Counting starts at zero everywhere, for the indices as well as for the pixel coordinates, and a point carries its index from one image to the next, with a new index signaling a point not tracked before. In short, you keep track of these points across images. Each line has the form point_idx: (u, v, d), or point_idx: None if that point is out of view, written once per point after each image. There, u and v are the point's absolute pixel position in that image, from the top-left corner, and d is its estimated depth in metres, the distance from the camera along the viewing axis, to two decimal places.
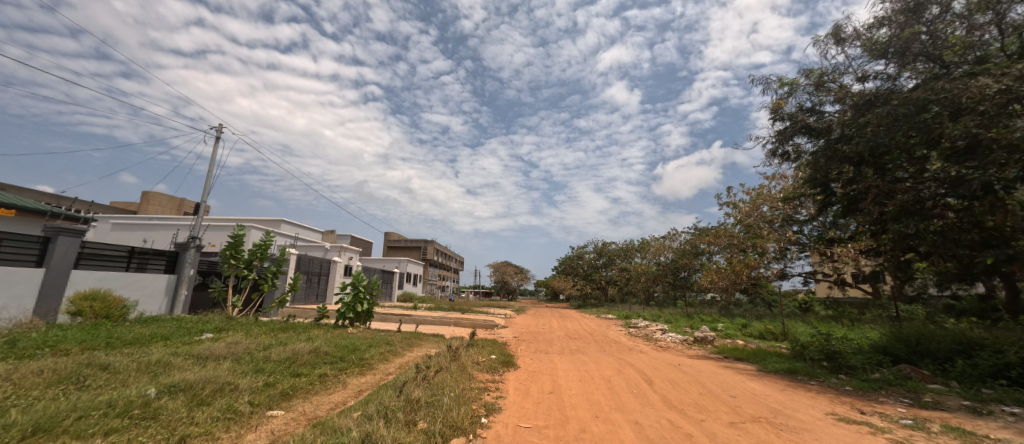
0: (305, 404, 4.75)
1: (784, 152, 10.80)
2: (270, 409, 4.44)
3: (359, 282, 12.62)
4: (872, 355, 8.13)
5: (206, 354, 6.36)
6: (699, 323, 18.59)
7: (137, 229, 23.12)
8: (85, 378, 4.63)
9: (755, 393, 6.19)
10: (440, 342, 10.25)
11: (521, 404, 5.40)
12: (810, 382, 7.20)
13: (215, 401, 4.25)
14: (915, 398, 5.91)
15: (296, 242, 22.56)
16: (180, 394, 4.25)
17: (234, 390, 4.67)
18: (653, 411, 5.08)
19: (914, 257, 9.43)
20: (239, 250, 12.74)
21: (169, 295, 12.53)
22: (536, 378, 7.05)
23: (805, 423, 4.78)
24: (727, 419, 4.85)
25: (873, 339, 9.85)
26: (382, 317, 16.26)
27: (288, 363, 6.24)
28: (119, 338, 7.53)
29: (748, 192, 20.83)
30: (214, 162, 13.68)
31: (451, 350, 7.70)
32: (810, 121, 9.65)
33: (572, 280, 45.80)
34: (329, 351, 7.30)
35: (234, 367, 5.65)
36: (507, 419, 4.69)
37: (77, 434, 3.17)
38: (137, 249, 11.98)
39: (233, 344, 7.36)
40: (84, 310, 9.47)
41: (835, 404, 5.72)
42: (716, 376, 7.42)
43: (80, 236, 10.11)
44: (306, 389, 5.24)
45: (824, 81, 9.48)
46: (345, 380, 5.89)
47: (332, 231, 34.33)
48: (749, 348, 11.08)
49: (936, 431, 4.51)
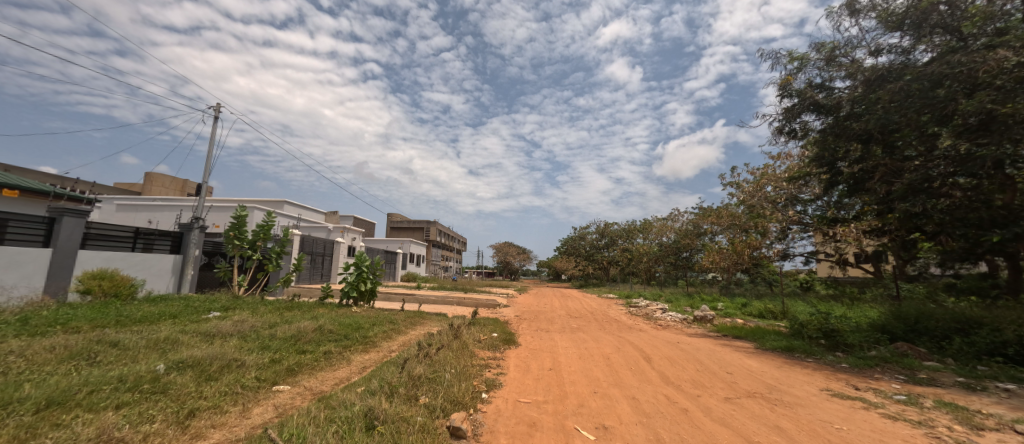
0: (310, 379, 4.86)
1: (790, 130, 10.58)
2: (276, 384, 4.56)
3: (361, 262, 12.72)
4: (870, 333, 8.23)
5: (213, 332, 6.49)
6: (699, 302, 18.84)
7: (141, 210, 23.33)
8: (96, 354, 4.74)
9: (753, 370, 6.29)
10: (442, 321, 10.42)
11: (521, 380, 5.51)
12: (807, 359, 7.29)
13: (222, 376, 4.36)
14: (910, 375, 6.00)
15: (298, 223, 22.64)
16: (188, 370, 4.36)
17: (240, 366, 4.78)
18: (650, 387, 5.17)
19: (920, 237, 9.41)
20: (243, 230, 12.79)
21: (175, 275, 12.69)
22: (536, 355, 7.17)
23: (799, 398, 4.86)
24: (723, 395, 4.95)
25: (872, 318, 9.91)
26: (386, 296, 16.51)
27: (294, 341, 6.36)
28: (128, 316, 7.68)
29: (752, 172, 20.65)
30: (213, 141, 13.56)
31: (452, 329, 7.78)
32: (819, 98, 9.37)
33: (574, 260, 46.01)
34: (334, 329, 7.44)
35: (240, 345, 5.76)
36: (506, 395, 4.80)
37: (89, 406, 3.29)
38: (141, 229, 12.08)
39: (240, 322, 7.49)
40: (93, 289, 9.61)
41: (830, 380, 5.81)
42: (715, 354, 7.52)
43: (85, 216, 10.18)
44: (311, 365, 5.36)
45: (835, 56, 9.22)
46: (349, 357, 6.01)
47: (334, 212, 34.45)
48: (748, 327, 11.19)
49: (928, 406, 4.59)
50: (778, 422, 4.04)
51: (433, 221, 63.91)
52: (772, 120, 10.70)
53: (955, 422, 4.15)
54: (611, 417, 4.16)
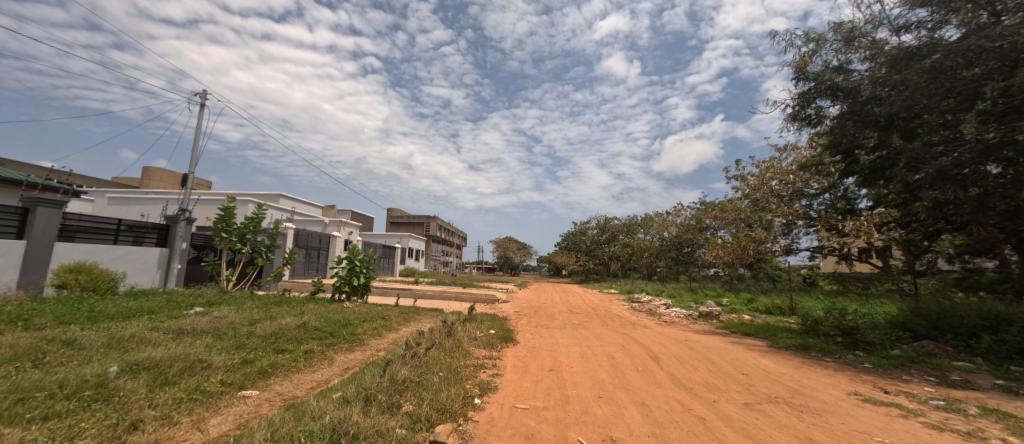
0: (284, 383, 4.37)
1: (805, 115, 10.04)
2: (244, 389, 4.05)
3: (354, 256, 12.21)
4: (890, 331, 7.72)
5: (187, 329, 6.01)
6: (704, 298, 18.39)
7: (134, 203, 22.90)
8: (44, 355, 4.25)
9: (770, 371, 5.80)
10: (438, 316, 10.00)
11: (518, 382, 5.04)
12: (826, 358, 6.80)
13: (181, 380, 3.86)
14: (942, 377, 5.52)
15: (292, 216, 22.16)
16: (143, 372, 3.88)
17: (206, 368, 4.29)
18: (660, 391, 4.71)
19: (944, 228, 8.95)
20: (232, 222, 12.28)
21: (161, 268, 12.19)
22: (535, 355, 6.68)
23: (826, 404, 4.39)
24: (741, 400, 4.48)
25: (889, 315, 9.40)
26: (382, 291, 16.05)
27: (273, 338, 5.90)
28: (101, 312, 7.19)
29: (758, 165, 20.13)
30: (199, 130, 12.99)
31: (445, 326, 7.29)
32: (838, 80, 8.87)
33: (574, 256, 45.37)
34: (319, 326, 6.97)
35: (211, 343, 5.27)
36: (502, 400, 4.33)
37: (10, 419, 2.81)
38: (125, 221, 11.61)
39: (218, 318, 6.99)
40: (69, 283, 9.00)
41: (855, 382, 5.33)
42: (726, 352, 7.02)
43: (62, 206, 9.72)
44: (288, 366, 4.87)
45: (854, 37, 8.71)
46: (331, 356, 5.53)
47: (332, 207, 34.04)
48: (756, 324, 10.72)
49: (973, 414, 4.11)
50: (810, 434, 3.54)
51: (433, 217, 63.43)
52: (784, 106, 10.18)
53: (1008, 432, 3.66)
54: (619, 428, 3.66)
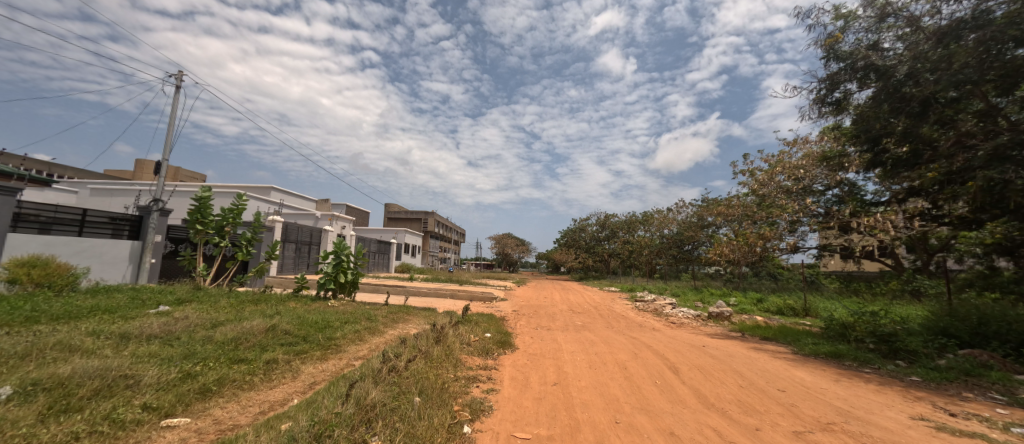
0: (228, 406, 3.54)
1: (831, 100, 9.18)
2: (170, 416, 3.21)
3: (342, 250, 11.41)
4: (932, 338, 6.99)
5: (134, 333, 5.16)
6: (710, 297, 17.61)
7: (118, 195, 22.06)
8: None
9: (809, 386, 5.00)
10: (429, 318, 9.22)
11: (517, 401, 4.23)
12: (864, 369, 6.04)
13: (90, 406, 3.04)
14: (1009, 394, 4.75)
15: (281, 209, 21.36)
16: (40, 397, 3.03)
17: (132, 386, 3.46)
18: (689, 414, 3.90)
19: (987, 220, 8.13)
20: (208, 214, 11.40)
21: (133, 263, 11.29)
22: (537, 364, 5.86)
23: (894, 434, 3.59)
24: (789, 427, 3.68)
25: (922, 318, 8.61)
26: (373, 289, 15.20)
27: (233, 345, 5.07)
28: (45, 311, 6.34)
29: (766, 160, 19.39)
30: (175, 114, 12.06)
31: (433, 330, 6.42)
32: (872, 60, 8.01)
33: (573, 253, 44.60)
34: (290, 330, 6.12)
35: (153, 352, 4.43)
36: (498, 426, 3.53)
37: None
38: (92, 212, 10.71)
39: (176, 320, 6.16)
40: (20, 278, 8.12)
41: (912, 402, 4.55)
42: (753, 362, 6.21)
43: (15, 194, 8.82)
44: (242, 381, 4.05)
45: (889, 13, 7.86)
46: (298, 368, 4.70)
47: (326, 201, 33.14)
48: (772, 326, 9.99)
49: None
50: None
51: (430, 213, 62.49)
52: (808, 90, 9.33)
53: None
54: None
